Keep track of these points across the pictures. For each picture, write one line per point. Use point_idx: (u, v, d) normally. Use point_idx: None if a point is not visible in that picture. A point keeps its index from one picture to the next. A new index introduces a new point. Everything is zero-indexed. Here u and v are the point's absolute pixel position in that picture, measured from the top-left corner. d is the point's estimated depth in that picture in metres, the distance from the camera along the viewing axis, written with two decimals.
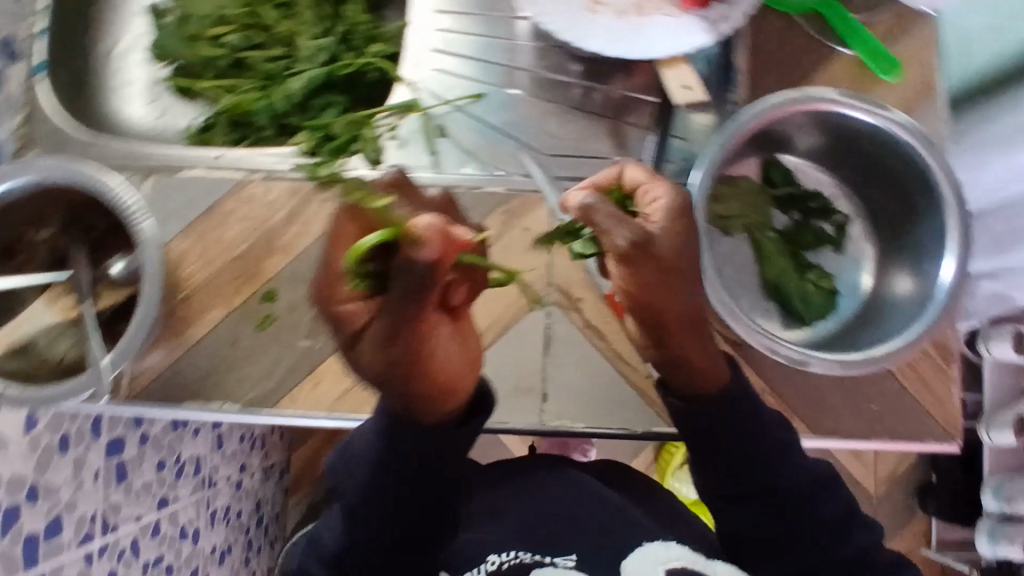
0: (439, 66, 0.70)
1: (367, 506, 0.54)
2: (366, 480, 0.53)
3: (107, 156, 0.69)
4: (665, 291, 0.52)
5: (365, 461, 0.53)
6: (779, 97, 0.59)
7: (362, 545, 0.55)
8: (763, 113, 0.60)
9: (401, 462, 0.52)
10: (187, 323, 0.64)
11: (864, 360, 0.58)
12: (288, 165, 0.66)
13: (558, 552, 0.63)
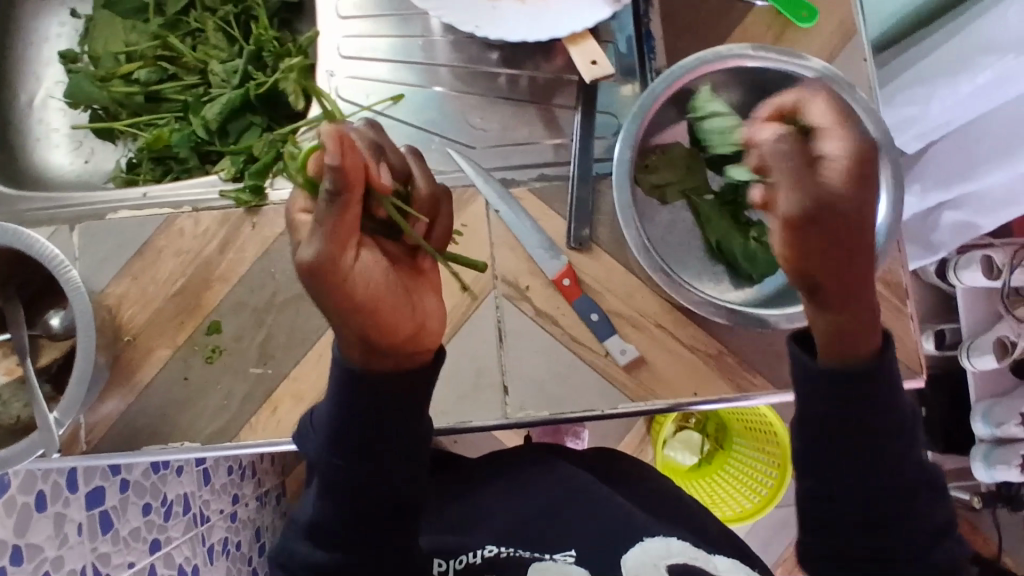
0: (355, 72, 0.69)
1: (341, 470, 0.52)
2: (334, 436, 0.52)
3: (34, 210, 0.68)
4: (834, 260, 0.44)
5: (333, 417, 0.52)
6: (689, 60, 0.59)
7: (337, 516, 0.53)
8: (677, 79, 0.59)
9: (364, 411, 0.51)
10: (135, 367, 0.63)
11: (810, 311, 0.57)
12: (216, 194, 0.65)
13: (558, 549, 0.60)
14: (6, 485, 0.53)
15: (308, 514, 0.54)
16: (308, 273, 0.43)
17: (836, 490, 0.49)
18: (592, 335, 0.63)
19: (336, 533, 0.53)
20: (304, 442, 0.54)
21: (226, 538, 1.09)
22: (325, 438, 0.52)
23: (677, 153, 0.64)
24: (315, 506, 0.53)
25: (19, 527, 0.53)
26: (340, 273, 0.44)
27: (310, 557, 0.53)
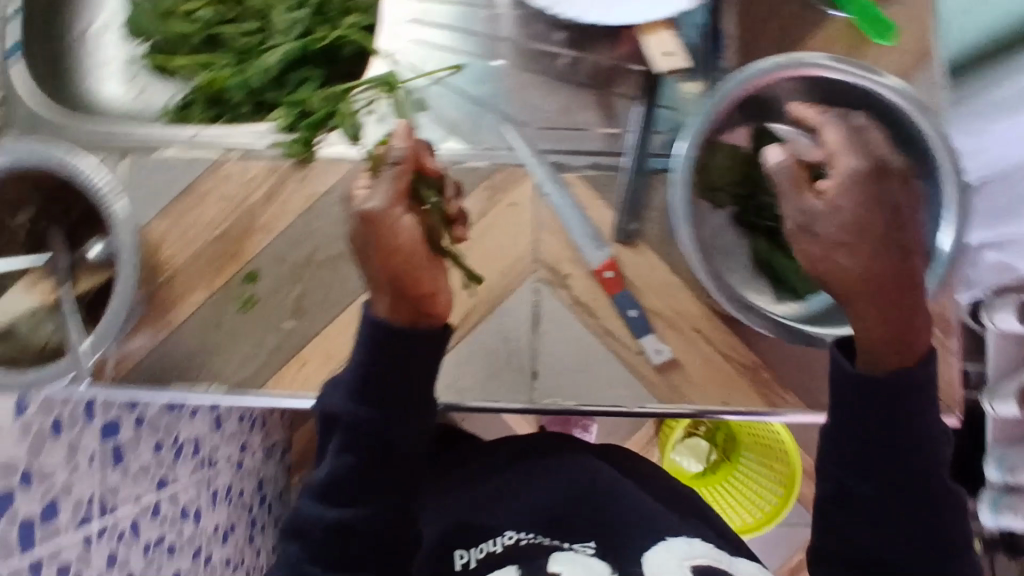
0: (416, 36, 0.68)
1: (364, 426, 0.57)
2: (358, 390, 0.57)
3: (81, 135, 0.67)
4: (880, 273, 0.50)
5: (361, 372, 0.56)
6: (767, 62, 0.57)
7: (356, 471, 0.57)
8: (752, 80, 0.58)
9: (391, 365, 0.56)
10: (169, 306, 0.63)
11: None
12: (266, 142, 0.64)
13: (576, 540, 0.59)
14: (20, 403, 0.47)
15: (325, 472, 0.58)
16: (361, 219, 0.52)
17: (841, 478, 0.55)
18: (628, 331, 0.62)
19: (353, 487, 0.57)
20: (324, 403, 0.58)
21: (231, 484, 1.11)
22: (350, 394, 0.57)
23: (738, 155, 0.62)
24: (334, 462, 0.57)
25: (33, 449, 0.48)
26: (390, 218, 0.52)
27: (326, 513, 0.56)
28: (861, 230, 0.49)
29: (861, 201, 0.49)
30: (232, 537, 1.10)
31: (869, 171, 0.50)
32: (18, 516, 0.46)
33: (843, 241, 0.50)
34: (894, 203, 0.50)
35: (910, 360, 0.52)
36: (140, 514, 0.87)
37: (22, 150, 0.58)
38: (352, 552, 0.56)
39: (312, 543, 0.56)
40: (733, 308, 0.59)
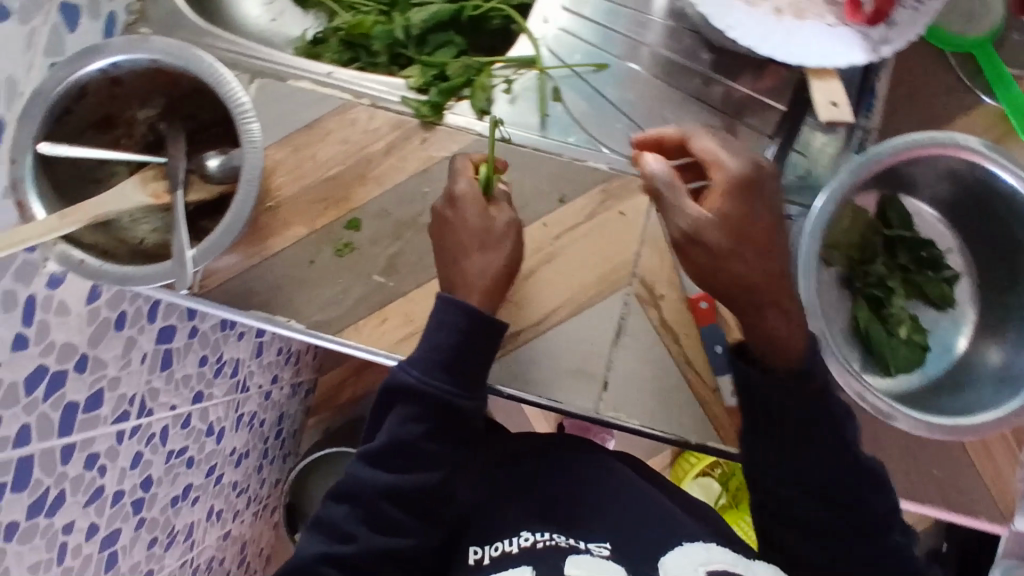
0: (564, 25, 0.68)
1: (433, 399, 0.57)
2: (436, 367, 0.57)
3: (217, 48, 0.67)
4: (752, 267, 0.50)
5: (440, 350, 0.56)
6: (920, 135, 0.56)
7: (417, 441, 0.57)
8: (899, 151, 0.57)
9: (479, 351, 0.57)
10: (268, 234, 0.63)
11: (950, 427, 0.56)
12: (396, 97, 0.65)
13: (593, 540, 0.53)
14: (57, 281, 0.61)
15: (384, 438, 0.58)
16: (483, 215, 0.57)
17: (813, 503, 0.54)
18: (708, 365, 0.62)
19: (410, 455, 0.58)
20: (394, 371, 0.58)
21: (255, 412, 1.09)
22: (427, 369, 0.57)
23: (862, 217, 0.62)
24: (397, 428, 0.58)
25: (92, 337, 0.66)
26: (512, 227, 0.57)
27: (380, 477, 0.58)
28: (736, 225, 0.49)
29: (738, 207, 0.50)
30: (245, 464, 1.09)
31: (750, 174, 0.50)
32: (66, 397, 0.64)
33: (704, 231, 0.49)
34: (767, 211, 0.51)
35: (789, 360, 0.52)
36: (170, 421, 0.82)
37: (158, 47, 0.58)
38: (401, 518, 0.58)
39: (363, 499, 0.58)
40: (839, 375, 0.57)
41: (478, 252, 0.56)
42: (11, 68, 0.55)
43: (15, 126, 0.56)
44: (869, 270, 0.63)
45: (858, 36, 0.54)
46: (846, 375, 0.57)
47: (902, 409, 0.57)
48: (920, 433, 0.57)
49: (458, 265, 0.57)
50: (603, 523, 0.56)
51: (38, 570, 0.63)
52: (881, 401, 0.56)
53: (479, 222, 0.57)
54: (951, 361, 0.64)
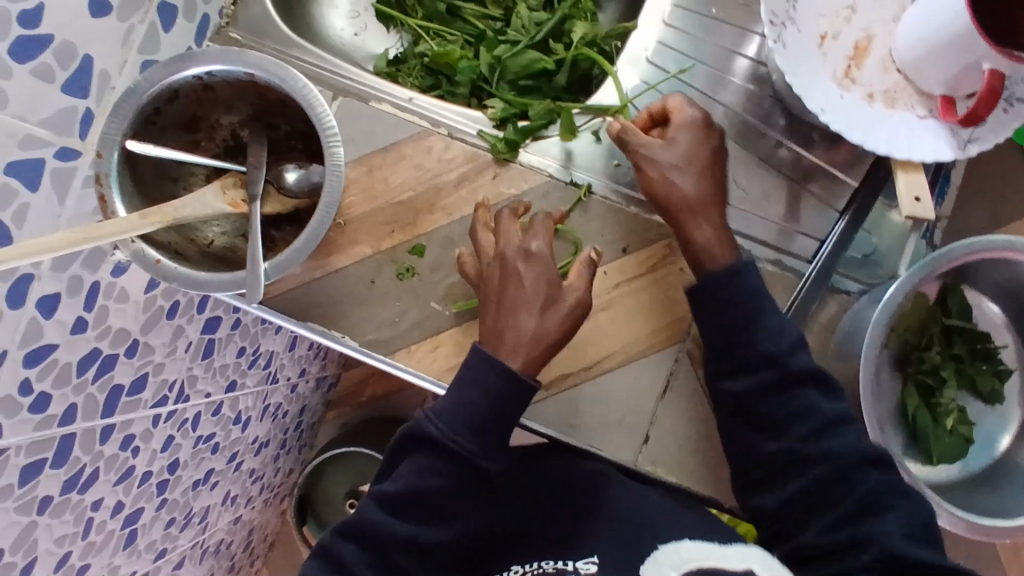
0: (644, 78, 0.69)
1: (462, 459, 0.54)
2: (464, 423, 0.54)
3: (304, 62, 0.70)
4: (679, 184, 0.58)
5: (467, 405, 0.54)
6: (999, 237, 0.56)
7: (437, 492, 0.55)
8: (977, 250, 0.56)
9: (516, 411, 0.55)
10: (333, 250, 0.65)
11: (992, 527, 0.57)
12: (474, 130, 0.67)
13: (580, 555, 0.56)
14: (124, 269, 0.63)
15: (400, 486, 0.55)
16: (553, 285, 0.56)
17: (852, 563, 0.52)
18: None
19: (428, 504, 0.55)
20: (418, 421, 0.56)
21: (281, 404, 1.08)
22: (452, 423, 0.54)
23: (922, 305, 0.62)
24: (415, 478, 0.55)
25: (147, 323, 0.68)
26: (578, 305, 0.56)
27: (396, 526, 0.55)
28: (691, 155, 0.58)
29: (693, 142, 0.58)
30: (264, 453, 1.08)
31: (699, 115, 0.59)
32: (113, 380, 0.65)
33: (674, 163, 0.58)
34: (717, 147, 0.59)
35: (720, 256, 0.57)
36: (203, 408, 0.83)
37: (253, 62, 0.60)
38: (414, 569, 0.55)
39: (375, 547, 0.54)
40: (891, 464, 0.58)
41: (534, 318, 0.55)
42: (106, 61, 0.56)
43: (104, 119, 0.57)
44: (925, 356, 0.63)
45: (946, 131, 0.56)
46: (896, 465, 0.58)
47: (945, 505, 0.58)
48: (959, 530, 0.58)
49: (509, 325, 0.55)
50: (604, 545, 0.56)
51: (63, 543, 0.65)
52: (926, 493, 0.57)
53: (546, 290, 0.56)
54: (992, 457, 0.66)
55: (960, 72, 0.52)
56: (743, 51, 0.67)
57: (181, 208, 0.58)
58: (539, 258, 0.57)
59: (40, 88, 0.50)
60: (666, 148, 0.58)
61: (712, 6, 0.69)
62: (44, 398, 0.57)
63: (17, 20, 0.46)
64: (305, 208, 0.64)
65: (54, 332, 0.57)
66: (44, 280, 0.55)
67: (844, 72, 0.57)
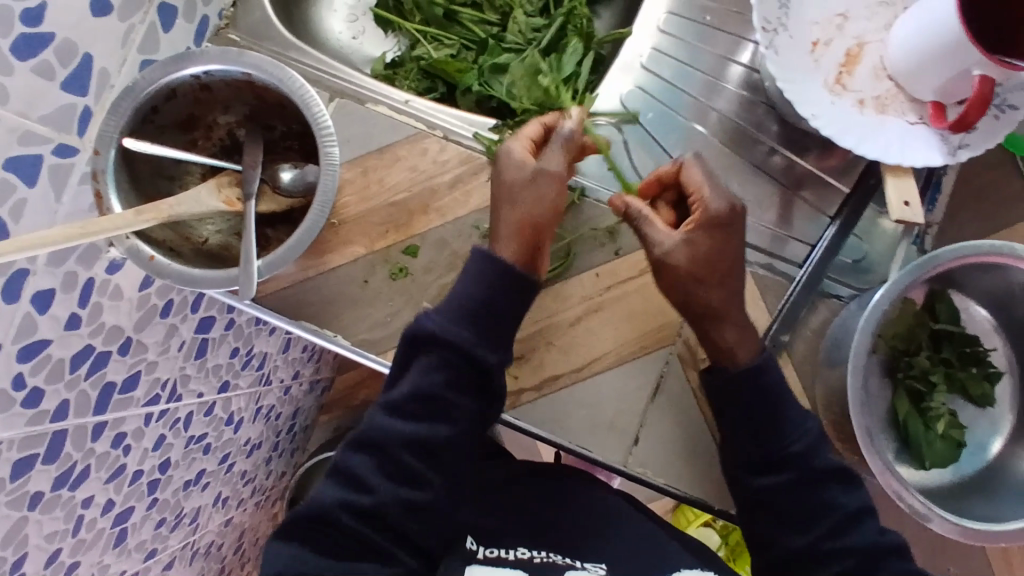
0: (639, 82, 0.69)
1: (465, 353, 0.55)
2: (466, 315, 0.55)
3: (303, 64, 0.71)
4: (709, 295, 0.54)
5: (466, 297, 0.55)
6: (988, 243, 0.56)
7: (441, 389, 0.55)
8: (962, 257, 0.57)
9: (514, 304, 0.55)
10: (326, 249, 0.65)
11: (986, 531, 0.57)
12: (469, 133, 0.68)
13: (588, 558, 0.57)
14: (118, 266, 0.64)
15: (404, 390, 0.56)
16: (514, 164, 0.55)
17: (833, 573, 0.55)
18: None
19: (432, 403, 0.55)
20: (418, 323, 0.56)
21: (273, 405, 1.08)
22: (453, 316, 0.55)
23: (910, 311, 0.63)
24: (420, 378, 0.55)
25: (140, 321, 0.68)
26: (543, 176, 0.55)
27: (399, 430, 0.56)
28: (716, 263, 0.53)
29: (717, 246, 0.53)
30: (255, 455, 1.07)
31: (724, 215, 0.53)
32: (105, 377, 0.65)
33: (703, 278, 0.53)
34: (738, 244, 0.54)
35: (739, 359, 0.56)
36: (195, 408, 0.82)
37: (252, 62, 0.60)
38: (424, 477, 0.56)
39: (380, 456, 0.56)
40: (882, 475, 0.57)
41: (502, 205, 0.55)
42: (106, 60, 0.57)
43: (102, 117, 0.57)
44: (913, 360, 0.64)
45: (937, 138, 0.56)
46: (887, 475, 0.57)
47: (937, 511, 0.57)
48: (954, 535, 0.57)
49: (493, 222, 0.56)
50: (611, 554, 0.59)
51: (53, 540, 0.63)
52: (918, 501, 0.57)
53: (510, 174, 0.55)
54: (984, 461, 0.65)
55: (952, 79, 0.53)
56: (737, 58, 0.68)
57: (176, 206, 0.59)
58: (506, 149, 0.57)
59: (39, 84, 0.50)
60: (693, 255, 0.53)
61: (706, 14, 0.70)
62: (36, 394, 0.57)
63: (19, 17, 0.47)
64: (299, 207, 0.65)
65: (47, 328, 0.57)
66: (38, 275, 0.55)
67: (835, 79, 0.58)
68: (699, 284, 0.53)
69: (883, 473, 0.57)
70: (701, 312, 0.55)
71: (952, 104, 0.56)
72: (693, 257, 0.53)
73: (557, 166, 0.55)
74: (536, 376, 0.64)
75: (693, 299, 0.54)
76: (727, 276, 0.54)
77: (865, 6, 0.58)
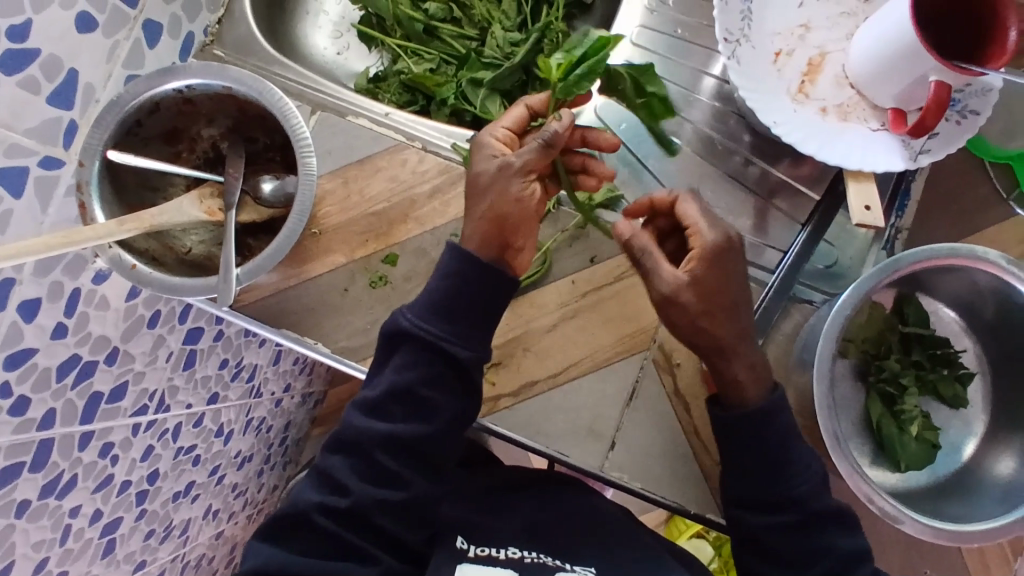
0: (614, 94, 0.71)
1: (436, 349, 0.56)
2: (437, 311, 0.55)
3: (286, 78, 0.73)
4: (720, 332, 0.53)
5: (435, 291, 0.55)
6: (944, 247, 0.59)
7: (417, 383, 0.56)
8: (922, 260, 0.59)
9: (486, 305, 0.55)
10: (308, 258, 0.66)
11: (956, 532, 0.57)
12: (447, 145, 0.70)
13: (577, 562, 0.58)
14: (104, 276, 0.65)
15: (383, 385, 0.57)
16: (480, 157, 0.54)
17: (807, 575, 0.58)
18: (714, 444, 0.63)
19: (409, 398, 0.57)
20: (394, 316, 0.57)
21: (265, 418, 1.07)
22: (424, 312, 0.56)
23: (879, 315, 0.66)
24: (395, 376, 0.56)
25: (127, 331, 0.69)
26: (504, 171, 0.52)
27: (376, 427, 0.57)
28: (720, 301, 0.52)
29: (720, 282, 0.52)
30: (246, 467, 1.05)
31: (722, 247, 0.52)
32: (92, 387, 0.65)
33: (710, 313, 0.52)
34: (737, 274, 0.54)
35: (760, 396, 0.56)
36: (184, 419, 0.81)
37: (233, 76, 0.62)
38: (404, 473, 0.57)
39: (361, 450, 0.57)
40: (850, 478, 0.58)
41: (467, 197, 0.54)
42: (90, 75, 0.58)
43: (86, 130, 0.59)
44: (884, 363, 0.66)
45: (898, 144, 0.58)
46: (856, 478, 0.58)
47: (909, 512, 0.58)
48: (926, 536, 0.58)
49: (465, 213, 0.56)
50: (597, 556, 0.60)
51: (40, 549, 0.63)
52: (888, 503, 0.57)
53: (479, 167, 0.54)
54: (958, 462, 0.67)
55: (911, 85, 0.55)
56: (709, 71, 0.70)
57: (159, 216, 0.60)
58: (481, 139, 0.56)
59: (25, 98, 0.52)
60: (700, 291, 0.51)
61: (678, 27, 0.72)
62: (23, 402, 0.58)
63: (5, 34, 0.49)
64: (280, 217, 0.66)
65: (33, 337, 0.58)
66: (24, 285, 0.56)
67: (799, 88, 0.60)
68: (707, 321, 0.52)
69: (852, 475, 0.58)
70: (716, 351, 0.53)
71: (912, 111, 0.58)
72: (700, 293, 0.51)
73: (518, 160, 0.52)
74: (513, 382, 0.65)
75: (707, 337, 0.53)
76: (733, 311, 0.53)
77: (827, 17, 0.61)
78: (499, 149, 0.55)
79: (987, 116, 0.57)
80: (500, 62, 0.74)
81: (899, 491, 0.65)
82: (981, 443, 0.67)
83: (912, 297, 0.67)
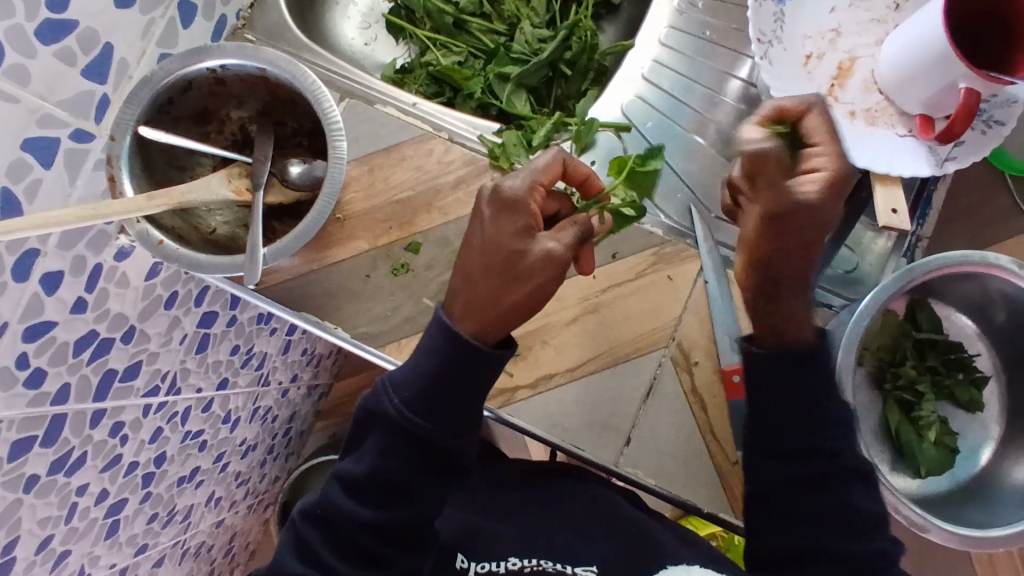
0: (641, 92, 0.72)
1: (415, 437, 0.51)
2: (421, 399, 0.50)
3: (317, 65, 0.75)
4: (790, 254, 0.51)
5: (418, 376, 0.51)
6: (956, 255, 0.61)
7: (399, 468, 0.51)
8: (935, 270, 0.61)
9: (481, 370, 0.50)
10: (331, 243, 0.67)
11: (983, 538, 0.59)
12: (474, 136, 0.71)
13: (581, 561, 0.57)
14: (129, 254, 0.64)
15: (361, 468, 0.52)
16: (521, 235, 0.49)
17: None
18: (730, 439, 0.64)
19: (392, 483, 0.51)
20: (376, 395, 0.53)
21: (271, 407, 1.04)
22: (409, 398, 0.51)
23: (894, 321, 0.69)
24: (374, 445, 0.51)
25: (146, 309, 0.68)
26: (550, 264, 0.50)
27: (358, 513, 0.51)
28: (808, 224, 0.50)
29: (822, 209, 0.50)
30: (251, 456, 1.04)
31: (846, 172, 0.51)
32: (106, 364, 0.64)
33: (792, 218, 0.50)
34: (834, 214, 0.51)
35: (805, 337, 0.52)
36: (193, 403, 0.80)
37: (268, 58, 0.63)
38: (389, 554, 0.52)
39: (338, 533, 0.52)
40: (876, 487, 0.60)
41: (492, 278, 0.49)
42: (125, 52, 0.59)
43: (119, 106, 0.59)
44: (898, 371, 0.69)
45: (925, 150, 0.59)
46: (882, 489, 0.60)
47: (935, 521, 0.60)
48: (953, 544, 0.60)
49: (468, 285, 0.50)
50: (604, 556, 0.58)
51: (46, 525, 0.62)
52: (915, 513, 0.59)
53: (514, 245, 0.50)
54: (978, 466, 0.70)
55: (940, 91, 0.56)
56: (735, 73, 0.70)
57: (187, 193, 0.60)
58: (507, 208, 0.50)
59: (60, 70, 0.52)
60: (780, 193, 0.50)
61: (707, 29, 0.72)
62: (39, 374, 0.57)
63: (45, 3, 0.49)
64: (306, 200, 0.67)
65: (54, 310, 0.57)
66: (49, 257, 0.55)
67: (828, 91, 0.61)
68: (778, 235, 0.51)
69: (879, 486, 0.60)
70: (785, 277, 0.52)
71: (939, 118, 0.59)
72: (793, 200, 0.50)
73: (563, 251, 0.50)
74: (531, 374, 0.65)
75: (775, 250, 0.51)
76: (817, 243, 0.51)
77: (857, 23, 0.62)
78: (533, 224, 0.50)
79: (1011, 127, 0.58)
80: (528, 57, 0.74)
81: (922, 498, 0.69)
82: (999, 446, 0.70)
83: (927, 301, 0.70)
